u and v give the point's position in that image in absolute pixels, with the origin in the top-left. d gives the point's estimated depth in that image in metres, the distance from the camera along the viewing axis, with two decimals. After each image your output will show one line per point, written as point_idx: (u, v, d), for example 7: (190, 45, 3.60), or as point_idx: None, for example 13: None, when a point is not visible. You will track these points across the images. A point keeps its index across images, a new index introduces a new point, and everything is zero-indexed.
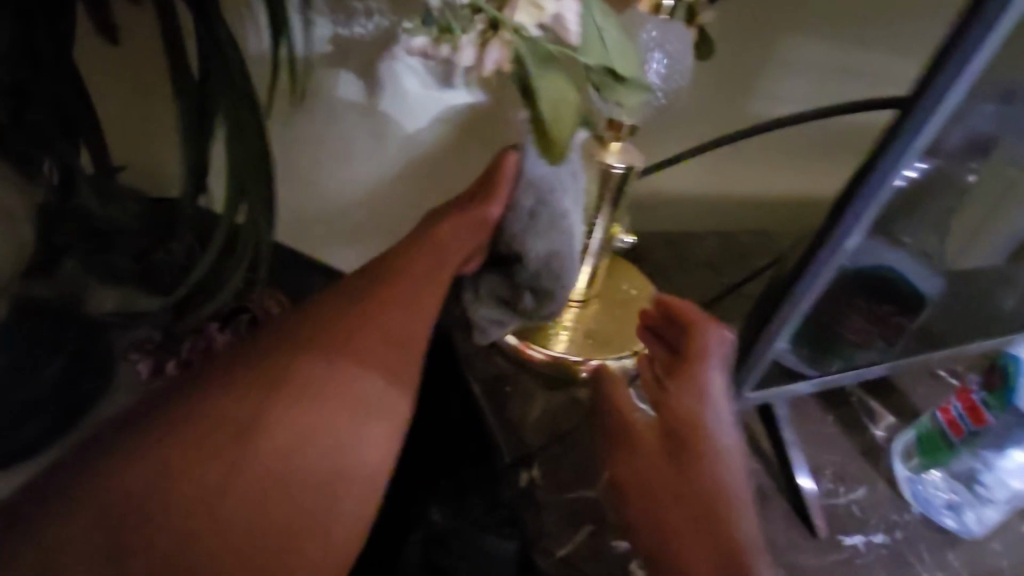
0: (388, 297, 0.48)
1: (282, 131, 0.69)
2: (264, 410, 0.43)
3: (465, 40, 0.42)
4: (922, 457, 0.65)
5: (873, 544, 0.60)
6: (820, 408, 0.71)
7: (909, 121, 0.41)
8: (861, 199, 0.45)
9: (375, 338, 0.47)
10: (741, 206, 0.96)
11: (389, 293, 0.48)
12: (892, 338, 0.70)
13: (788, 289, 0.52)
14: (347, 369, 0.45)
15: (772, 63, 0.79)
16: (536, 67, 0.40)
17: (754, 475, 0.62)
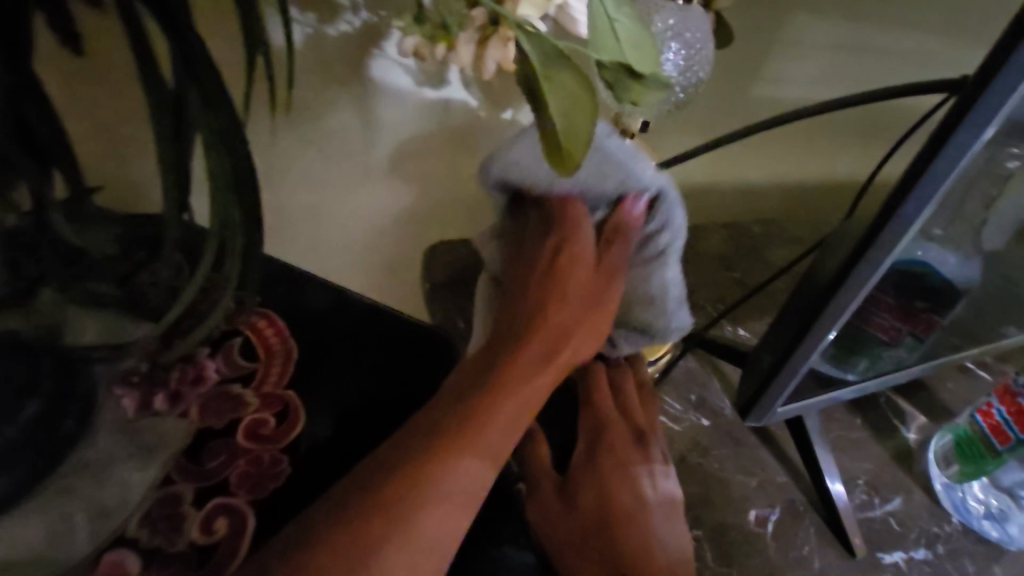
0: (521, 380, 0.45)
1: (257, 139, 0.63)
2: (417, 476, 0.40)
3: (463, 36, 0.39)
4: (962, 465, 0.61)
5: (913, 560, 0.56)
6: (849, 412, 0.67)
7: (974, 109, 0.36)
8: (916, 195, 0.40)
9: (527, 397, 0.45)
10: (752, 195, 0.91)
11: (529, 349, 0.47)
12: (922, 335, 0.66)
13: (827, 298, 0.46)
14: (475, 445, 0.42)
15: (785, 45, 0.75)
16: (546, 67, 0.34)
17: (784, 490, 0.59)
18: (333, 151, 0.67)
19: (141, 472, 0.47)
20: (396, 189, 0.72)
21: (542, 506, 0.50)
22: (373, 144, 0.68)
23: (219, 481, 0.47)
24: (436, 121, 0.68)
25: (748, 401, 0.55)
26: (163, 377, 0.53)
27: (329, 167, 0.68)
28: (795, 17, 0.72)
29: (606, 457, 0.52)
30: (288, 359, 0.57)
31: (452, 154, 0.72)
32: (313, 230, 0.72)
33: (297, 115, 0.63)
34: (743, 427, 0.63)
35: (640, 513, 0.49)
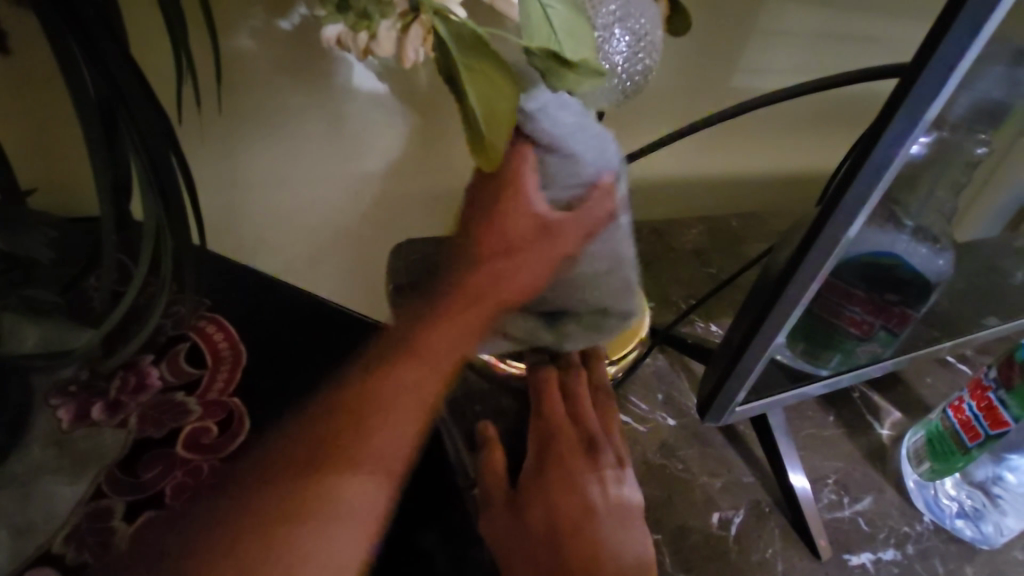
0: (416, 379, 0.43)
1: (192, 136, 0.61)
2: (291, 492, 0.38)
3: (383, 25, 0.37)
4: (933, 462, 0.58)
5: (882, 561, 0.54)
6: (822, 408, 0.66)
7: (912, 91, 0.35)
8: (861, 182, 0.38)
9: (414, 400, 0.42)
10: (729, 187, 0.89)
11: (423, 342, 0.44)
12: (896, 328, 0.64)
13: (778, 290, 0.45)
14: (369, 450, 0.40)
15: (757, 31, 0.72)
16: (462, 53, 0.33)
17: (749, 490, 0.57)
18: (273, 143, 0.64)
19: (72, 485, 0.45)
20: (354, 195, 0.70)
21: (493, 520, 0.49)
22: (322, 150, 0.66)
23: (152, 494, 0.45)
24: (388, 120, 0.65)
25: (706, 400, 0.54)
26: (105, 387, 0.52)
27: (270, 161, 0.65)
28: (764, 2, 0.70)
29: (551, 467, 0.51)
30: (235, 365, 0.55)
31: (408, 151, 0.68)
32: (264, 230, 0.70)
33: (229, 109, 0.60)
34: (710, 426, 0.61)
35: (590, 523, 0.48)
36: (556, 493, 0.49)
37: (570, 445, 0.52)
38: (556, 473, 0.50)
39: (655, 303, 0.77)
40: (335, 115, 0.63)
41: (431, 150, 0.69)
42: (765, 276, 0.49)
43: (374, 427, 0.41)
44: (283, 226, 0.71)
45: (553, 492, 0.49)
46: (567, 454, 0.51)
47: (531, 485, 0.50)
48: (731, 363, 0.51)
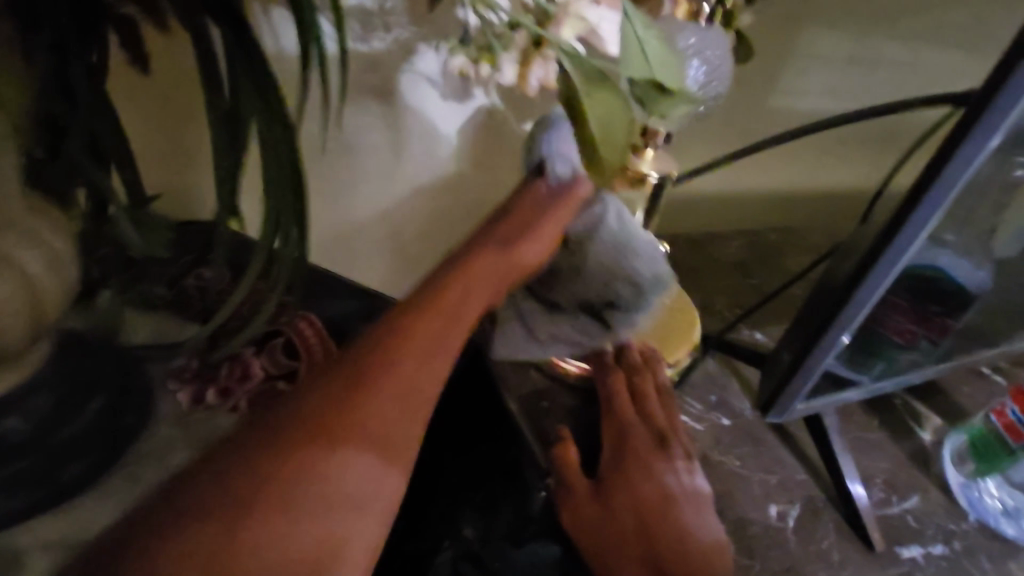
0: (397, 348, 0.38)
1: (305, 152, 0.69)
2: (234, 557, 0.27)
3: (506, 57, 0.42)
4: (976, 464, 0.63)
5: (931, 556, 0.58)
6: (864, 412, 0.70)
7: (981, 120, 0.39)
8: (929, 201, 0.43)
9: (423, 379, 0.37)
10: (768, 203, 0.94)
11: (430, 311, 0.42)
12: (936, 339, 0.68)
13: (845, 296, 0.49)
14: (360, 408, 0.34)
15: (802, 57, 0.77)
16: (586, 86, 0.37)
17: (803, 486, 0.61)
18: (369, 152, 0.71)
19: None
20: (421, 202, 0.78)
21: (581, 512, 0.51)
22: (400, 169, 0.74)
23: None
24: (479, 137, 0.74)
25: (767, 400, 0.58)
26: (214, 375, 0.56)
27: (366, 171, 0.73)
28: (808, 31, 0.75)
29: (632, 463, 0.54)
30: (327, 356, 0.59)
31: (491, 163, 0.77)
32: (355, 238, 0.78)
33: (335, 124, 0.68)
34: (762, 427, 0.65)
35: (674, 513, 0.51)
36: (637, 486, 0.52)
37: (642, 440, 0.56)
38: (636, 466, 0.53)
39: (701, 312, 0.81)
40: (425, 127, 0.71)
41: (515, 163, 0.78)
42: (826, 285, 0.53)
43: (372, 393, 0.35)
44: (373, 234, 0.78)
45: (633, 485, 0.52)
46: (642, 450, 0.55)
47: (614, 477, 0.53)
48: (795, 367, 0.55)
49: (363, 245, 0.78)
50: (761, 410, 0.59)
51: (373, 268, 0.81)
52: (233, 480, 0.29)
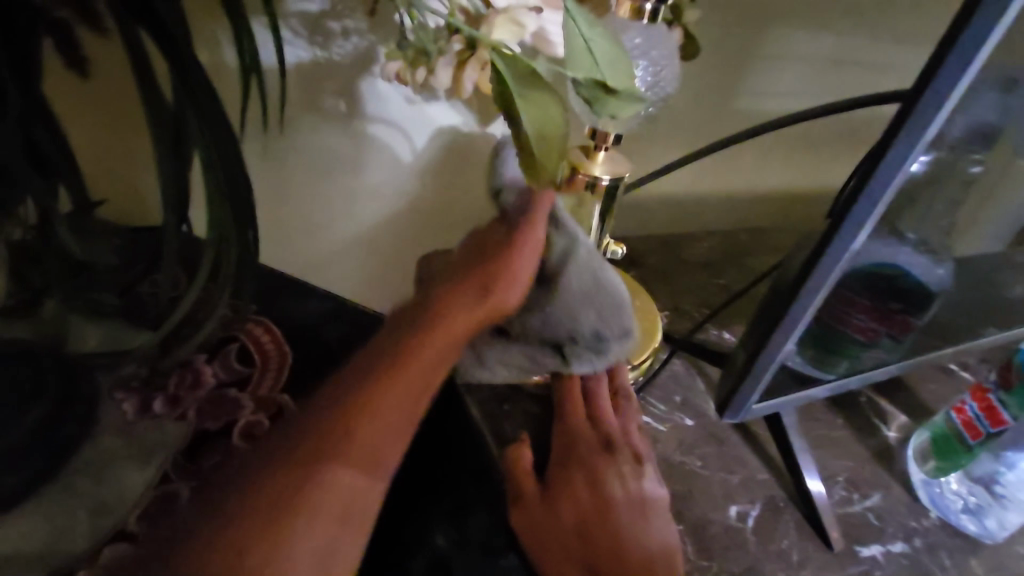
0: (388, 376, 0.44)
1: (257, 154, 0.68)
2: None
3: (443, 61, 0.41)
4: (937, 459, 0.62)
5: (891, 553, 0.57)
6: (827, 410, 0.70)
7: (913, 115, 0.39)
8: (867, 198, 0.43)
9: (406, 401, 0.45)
10: (739, 203, 0.94)
11: (411, 356, 0.46)
12: (899, 335, 0.69)
13: (795, 294, 0.49)
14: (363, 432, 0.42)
15: (765, 57, 0.77)
16: (518, 85, 0.36)
17: (764, 486, 0.60)
18: (327, 156, 0.71)
19: (142, 471, 0.47)
20: (384, 204, 0.77)
21: (526, 513, 0.51)
22: (360, 174, 0.73)
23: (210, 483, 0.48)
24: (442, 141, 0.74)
25: (723, 400, 0.57)
26: (163, 383, 0.56)
27: (323, 175, 0.72)
28: (769, 31, 0.75)
29: (575, 468, 0.53)
30: (281, 365, 0.60)
31: (457, 169, 0.77)
32: (316, 241, 0.78)
33: (289, 125, 0.67)
34: (725, 427, 0.65)
35: (616, 518, 0.51)
36: (579, 489, 0.52)
37: (588, 444, 0.55)
38: (580, 469, 0.53)
39: (670, 312, 0.80)
40: (385, 131, 0.71)
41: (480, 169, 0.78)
42: (778, 284, 0.53)
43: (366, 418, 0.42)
44: (335, 238, 0.78)
45: (574, 489, 0.52)
46: (589, 455, 0.54)
47: (555, 479, 0.53)
48: (750, 367, 0.54)
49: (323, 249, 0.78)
50: (717, 410, 0.59)
51: (336, 268, 0.81)
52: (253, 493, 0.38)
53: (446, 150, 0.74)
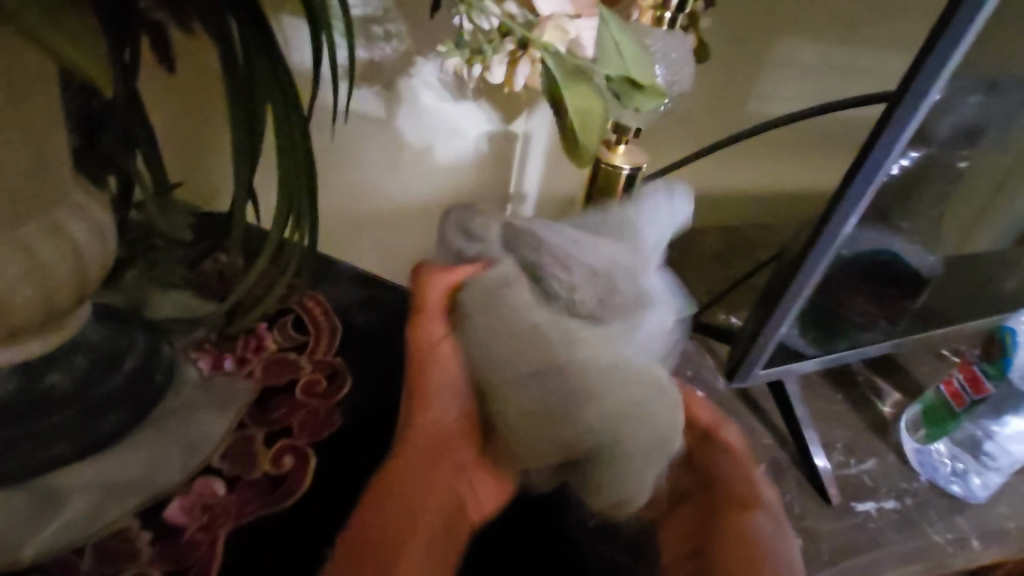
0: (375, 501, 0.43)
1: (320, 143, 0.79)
2: None
3: (497, 59, 0.48)
4: (927, 428, 0.69)
5: (885, 509, 0.63)
6: (827, 386, 0.76)
7: (898, 108, 0.47)
8: (858, 181, 0.50)
9: (394, 524, 0.42)
10: (748, 200, 1.00)
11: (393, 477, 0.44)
12: (893, 318, 0.75)
13: (798, 266, 0.55)
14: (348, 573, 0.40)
15: (772, 63, 0.84)
16: (567, 79, 0.43)
17: (769, 450, 0.66)
18: (372, 147, 0.81)
19: (222, 416, 0.54)
20: (415, 193, 0.85)
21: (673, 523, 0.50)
22: (400, 165, 0.83)
23: (283, 427, 0.54)
24: (476, 136, 0.82)
25: (732, 367, 0.64)
26: (230, 346, 0.61)
27: (371, 164, 0.82)
28: (775, 40, 0.82)
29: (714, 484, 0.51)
30: (333, 332, 0.66)
31: (488, 163, 0.85)
32: (361, 228, 0.88)
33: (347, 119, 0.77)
34: (733, 398, 0.71)
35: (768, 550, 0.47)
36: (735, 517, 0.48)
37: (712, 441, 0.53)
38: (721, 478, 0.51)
39: None
40: (424, 126, 0.80)
41: (508, 164, 0.86)
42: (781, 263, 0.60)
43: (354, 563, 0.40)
44: (375, 223, 0.87)
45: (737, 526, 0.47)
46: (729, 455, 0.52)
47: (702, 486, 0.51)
48: (754, 337, 0.60)
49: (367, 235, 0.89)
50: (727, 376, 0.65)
51: (368, 250, 0.90)
52: None
53: (478, 146, 0.83)
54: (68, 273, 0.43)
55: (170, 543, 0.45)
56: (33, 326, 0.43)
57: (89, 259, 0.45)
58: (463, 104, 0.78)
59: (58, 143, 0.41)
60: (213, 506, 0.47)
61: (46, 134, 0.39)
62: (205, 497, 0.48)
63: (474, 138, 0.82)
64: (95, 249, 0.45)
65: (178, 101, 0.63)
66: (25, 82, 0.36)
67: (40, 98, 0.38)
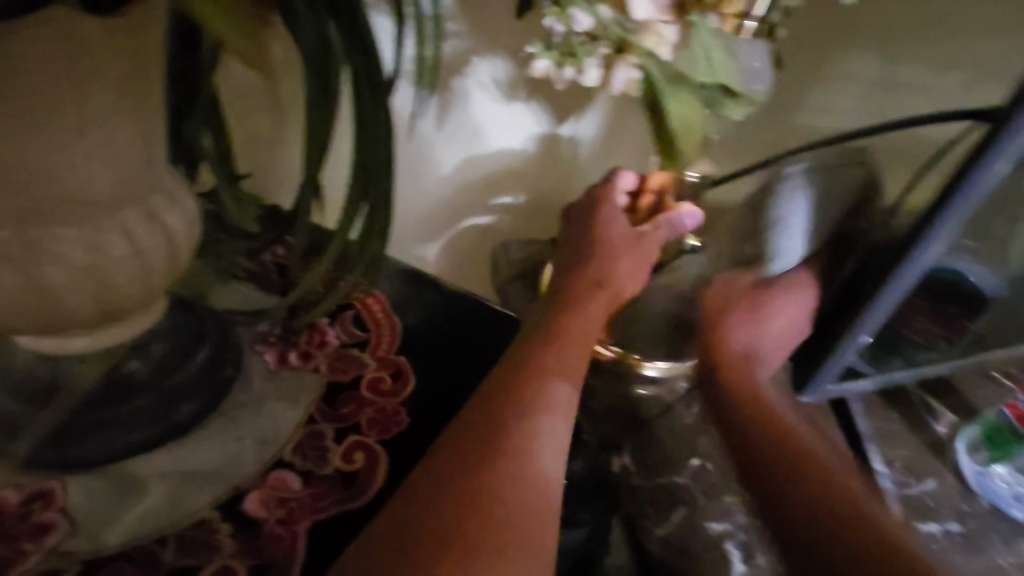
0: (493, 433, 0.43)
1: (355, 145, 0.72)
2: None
3: (591, 62, 0.48)
4: (990, 451, 0.68)
5: (946, 531, 0.63)
6: (882, 402, 0.75)
7: (1003, 131, 0.44)
8: (952, 204, 0.48)
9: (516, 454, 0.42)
10: None
11: (526, 382, 0.46)
12: (954, 337, 0.74)
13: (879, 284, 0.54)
14: (482, 478, 0.40)
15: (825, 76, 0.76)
16: (667, 83, 0.46)
17: None
18: (426, 148, 0.78)
19: (292, 411, 0.53)
20: (465, 190, 0.84)
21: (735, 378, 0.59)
22: (450, 164, 0.80)
23: (352, 424, 0.53)
24: (526, 136, 0.83)
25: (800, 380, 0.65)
26: (295, 339, 0.60)
27: (424, 164, 0.79)
28: (834, 51, 0.74)
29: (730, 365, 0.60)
30: (393, 331, 0.65)
31: (539, 163, 0.86)
32: (405, 234, 0.84)
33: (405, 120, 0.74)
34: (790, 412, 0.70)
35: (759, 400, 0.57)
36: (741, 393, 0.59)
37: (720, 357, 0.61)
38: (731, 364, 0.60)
39: None
40: (480, 127, 0.79)
41: (556, 164, 0.87)
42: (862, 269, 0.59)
43: (485, 470, 0.41)
44: (420, 226, 0.84)
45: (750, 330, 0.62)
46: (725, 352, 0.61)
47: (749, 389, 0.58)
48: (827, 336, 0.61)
49: (411, 240, 0.84)
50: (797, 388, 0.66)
51: (411, 252, 0.84)
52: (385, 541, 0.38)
53: (523, 149, 0.84)
54: (161, 258, 0.43)
55: (250, 536, 0.44)
56: (120, 311, 0.43)
57: (180, 246, 0.44)
58: (514, 104, 0.79)
59: (163, 128, 0.41)
60: (289, 500, 0.47)
61: (148, 119, 0.39)
62: (280, 491, 0.47)
63: (523, 140, 0.83)
64: (186, 237, 0.44)
65: (244, 89, 0.62)
66: (139, 67, 0.36)
67: (149, 84, 0.38)
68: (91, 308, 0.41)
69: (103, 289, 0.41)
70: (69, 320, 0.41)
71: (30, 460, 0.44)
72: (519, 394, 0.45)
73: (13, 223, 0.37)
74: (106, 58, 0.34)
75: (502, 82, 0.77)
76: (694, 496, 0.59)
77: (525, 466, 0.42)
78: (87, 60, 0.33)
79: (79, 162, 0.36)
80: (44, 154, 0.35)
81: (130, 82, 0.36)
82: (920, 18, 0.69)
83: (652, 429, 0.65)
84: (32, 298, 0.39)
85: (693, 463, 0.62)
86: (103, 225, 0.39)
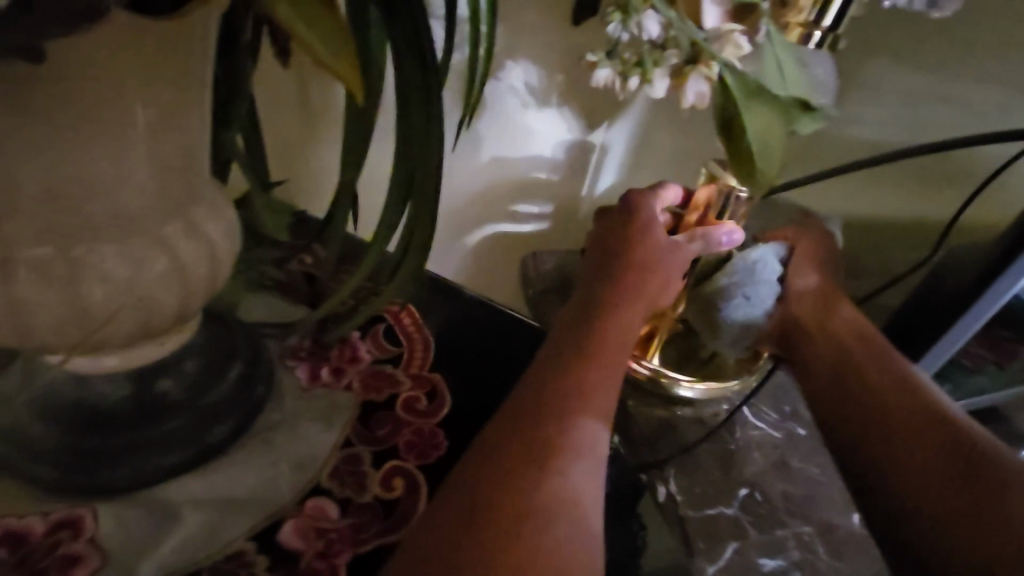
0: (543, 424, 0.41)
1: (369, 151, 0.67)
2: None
3: (658, 72, 0.46)
4: None
5: None
6: None
7: None
8: None
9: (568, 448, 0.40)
10: None
11: (571, 380, 0.44)
12: (1004, 363, 0.69)
13: (962, 308, 0.57)
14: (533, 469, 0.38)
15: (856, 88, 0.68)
16: (745, 98, 0.41)
17: None
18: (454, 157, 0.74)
19: (327, 433, 0.50)
20: (490, 196, 0.80)
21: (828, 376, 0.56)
22: (477, 170, 0.77)
23: (391, 447, 0.51)
24: (556, 144, 0.79)
25: None
26: (326, 354, 0.57)
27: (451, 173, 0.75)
28: (863, 61, 0.66)
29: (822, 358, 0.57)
30: (426, 347, 0.61)
31: (572, 174, 0.82)
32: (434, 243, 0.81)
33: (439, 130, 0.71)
34: None
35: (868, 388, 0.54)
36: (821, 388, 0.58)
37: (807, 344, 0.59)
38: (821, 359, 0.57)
39: None
40: (508, 134, 0.75)
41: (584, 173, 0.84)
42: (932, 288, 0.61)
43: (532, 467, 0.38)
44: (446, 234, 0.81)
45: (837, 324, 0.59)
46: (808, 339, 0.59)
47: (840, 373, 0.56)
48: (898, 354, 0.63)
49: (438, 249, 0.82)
50: None
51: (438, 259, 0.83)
52: (435, 529, 0.35)
53: (551, 157, 0.80)
54: (201, 275, 0.40)
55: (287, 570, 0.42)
56: (158, 330, 0.41)
57: (220, 261, 0.42)
58: (544, 110, 0.74)
59: (209, 139, 0.38)
60: (329, 531, 0.44)
61: (193, 127, 0.36)
62: (320, 521, 0.45)
63: (555, 147, 0.79)
64: (227, 252, 0.42)
65: (277, 93, 0.60)
66: (187, 73, 0.34)
67: (195, 91, 0.35)
68: (129, 327, 0.39)
69: (142, 307, 0.38)
70: (105, 340, 0.39)
71: (58, 485, 0.42)
72: (565, 389, 0.43)
73: (55, 240, 0.35)
74: (154, 65, 0.32)
75: (535, 85, 0.72)
76: (742, 528, 0.57)
77: (554, 471, 0.38)
78: (136, 65, 0.31)
79: (122, 173, 0.34)
80: (88, 165, 0.32)
81: (178, 89, 0.34)
82: (967, 25, 0.63)
83: (696, 453, 0.62)
84: (68, 317, 0.37)
85: (740, 491, 0.59)
86: (144, 239, 0.37)
